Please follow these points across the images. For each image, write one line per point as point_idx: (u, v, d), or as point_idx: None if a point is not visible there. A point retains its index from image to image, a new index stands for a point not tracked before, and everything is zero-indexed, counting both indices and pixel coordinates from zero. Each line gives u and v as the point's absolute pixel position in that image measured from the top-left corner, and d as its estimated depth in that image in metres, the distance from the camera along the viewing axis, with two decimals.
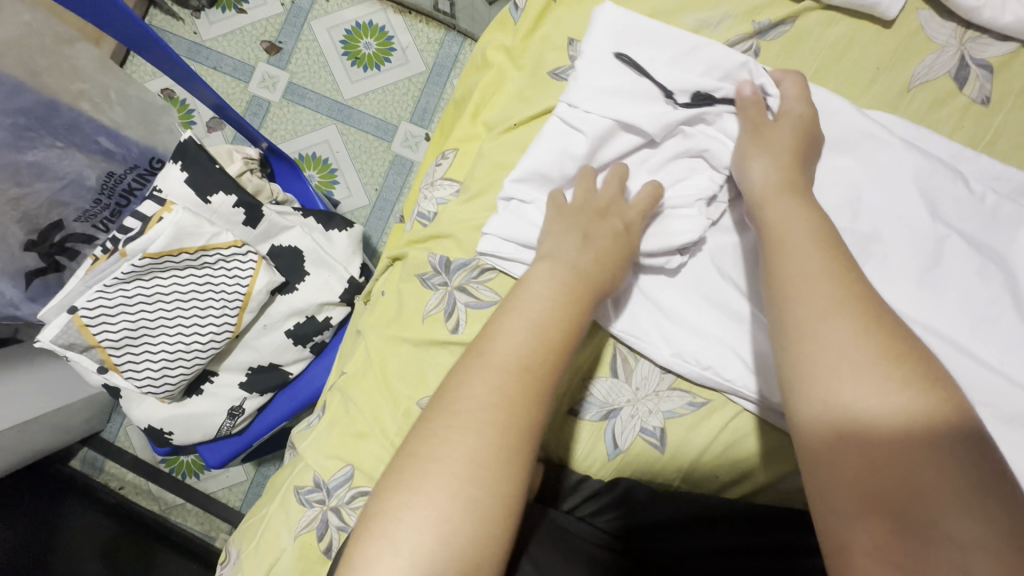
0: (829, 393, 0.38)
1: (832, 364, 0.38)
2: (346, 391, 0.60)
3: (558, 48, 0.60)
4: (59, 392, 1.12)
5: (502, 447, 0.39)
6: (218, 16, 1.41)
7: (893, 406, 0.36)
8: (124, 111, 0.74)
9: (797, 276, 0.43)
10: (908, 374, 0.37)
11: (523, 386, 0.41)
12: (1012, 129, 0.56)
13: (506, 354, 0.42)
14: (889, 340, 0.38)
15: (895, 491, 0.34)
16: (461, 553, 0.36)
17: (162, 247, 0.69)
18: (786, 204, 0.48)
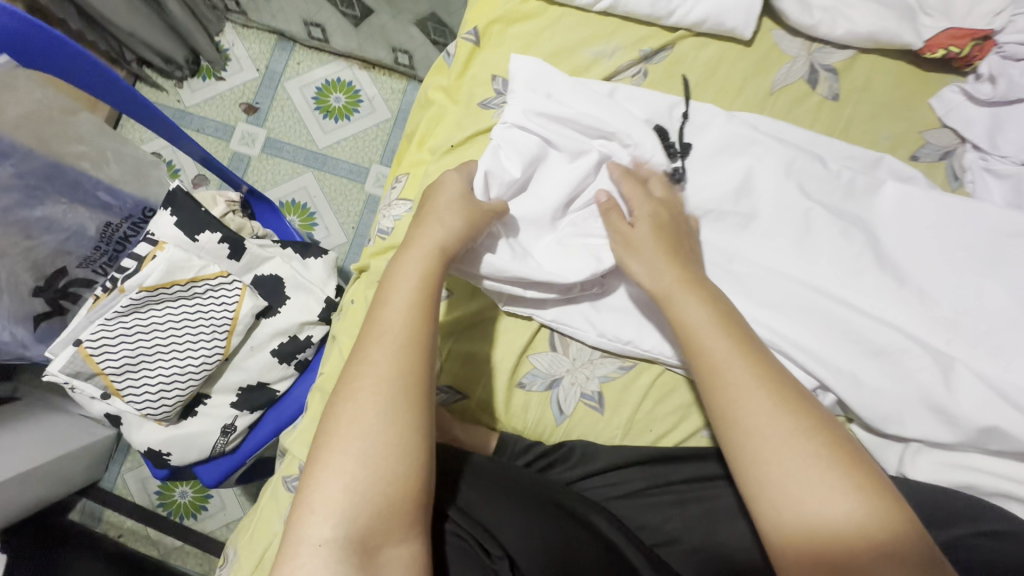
0: (766, 463, 0.44)
1: (761, 436, 0.45)
2: (325, 388, 0.68)
3: (483, 83, 0.72)
4: (57, 442, 1.19)
5: (384, 403, 0.46)
6: (199, 84, 1.56)
7: (815, 470, 0.43)
8: (120, 168, 0.85)
9: (716, 363, 0.49)
10: (813, 439, 0.44)
11: (411, 338, 0.49)
12: (859, 118, 0.68)
13: (381, 329, 0.49)
14: (796, 408, 0.46)
15: (824, 546, 0.41)
16: (387, 474, 0.44)
17: (156, 280, 0.78)
18: (695, 289, 0.54)
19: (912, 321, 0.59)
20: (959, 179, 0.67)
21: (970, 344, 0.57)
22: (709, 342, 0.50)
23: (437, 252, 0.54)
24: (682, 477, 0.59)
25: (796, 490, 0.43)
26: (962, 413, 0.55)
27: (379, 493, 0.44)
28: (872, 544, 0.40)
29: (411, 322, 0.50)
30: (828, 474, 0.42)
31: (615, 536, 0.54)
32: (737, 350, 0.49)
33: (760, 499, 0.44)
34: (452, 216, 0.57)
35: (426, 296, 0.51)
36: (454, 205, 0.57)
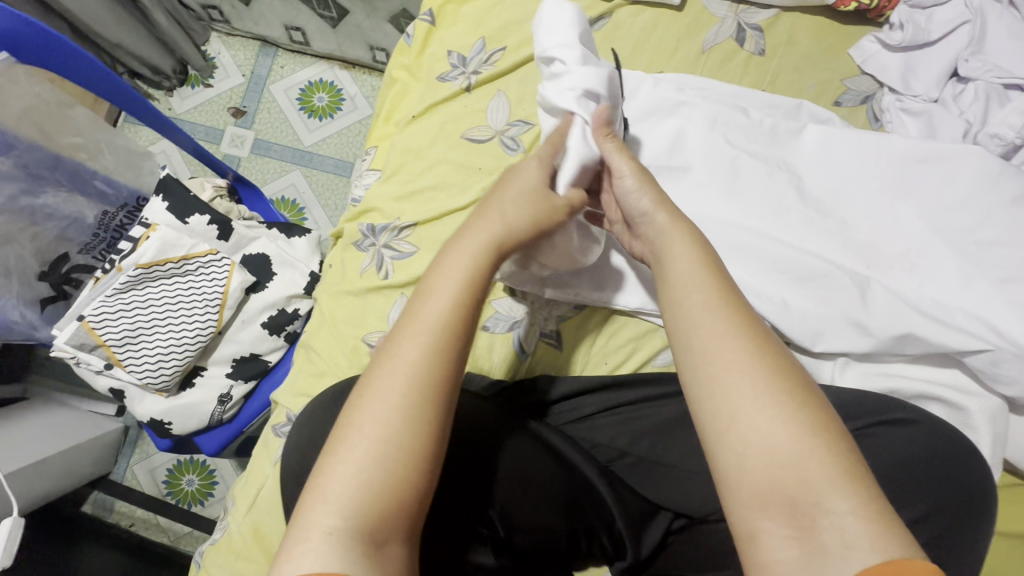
0: (737, 409, 0.40)
1: (733, 387, 0.41)
2: (308, 343, 0.74)
3: (440, 59, 0.78)
4: (65, 433, 1.27)
5: (403, 384, 0.44)
6: (189, 92, 1.63)
7: (784, 418, 0.39)
8: (114, 159, 0.92)
9: (692, 316, 0.45)
10: (788, 390, 0.40)
11: (445, 323, 0.46)
12: (784, 70, 0.74)
13: (416, 309, 0.47)
14: (772, 360, 0.42)
15: (789, 485, 0.37)
16: (383, 454, 0.42)
17: (151, 258, 0.85)
18: (681, 242, 0.50)
19: (833, 246, 0.65)
20: (879, 121, 0.72)
21: (887, 262, 0.63)
22: (685, 284, 0.47)
23: (494, 242, 0.50)
24: (629, 400, 0.63)
25: (763, 435, 0.39)
26: (876, 322, 0.60)
27: (374, 471, 0.41)
28: (834, 484, 0.37)
29: (455, 311, 0.47)
30: (794, 417, 0.39)
31: (570, 452, 0.58)
32: (711, 304, 0.45)
33: (726, 445, 0.40)
34: (536, 210, 0.53)
35: (473, 293, 0.47)
36: (525, 197, 0.53)
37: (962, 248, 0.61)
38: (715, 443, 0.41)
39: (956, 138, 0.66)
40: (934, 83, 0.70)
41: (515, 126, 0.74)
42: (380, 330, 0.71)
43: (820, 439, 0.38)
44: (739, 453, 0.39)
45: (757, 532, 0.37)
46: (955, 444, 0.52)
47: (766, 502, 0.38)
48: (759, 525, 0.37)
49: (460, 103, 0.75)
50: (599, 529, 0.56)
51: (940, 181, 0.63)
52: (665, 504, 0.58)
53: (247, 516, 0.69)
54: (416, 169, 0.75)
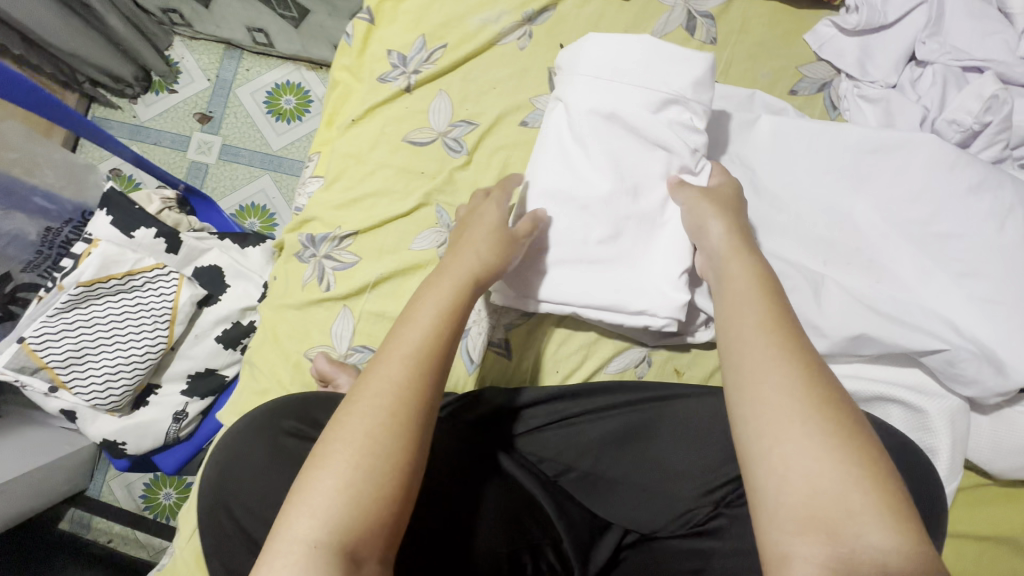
0: (780, 429, 0.39)
1: (778, 406, 0.40)
2: (250, 359, 0.71)
3: (381, 59, 0.74)
4: (39, 450, 1.22)
5: (389, 406, 0.43)
6: (153, 98, 1.60)
7: (831, 444, 0.38)
8: (55, 174, 0.89)
9: (736, 336, 0.45)
10: (836, 417, 0.39)
11: (430, 350, 0.46)
12: (737, 60, 0.71)
13: (406, 335, 0.47)
14: (819, 386, 0.41)
15: (830, 513, 0.36)
16: (375, 480, 0.40)
17: (93, 275, 0.82)
18: (742, 262, 0.51)
19: (786, 243, 0.62)
20: (837, 109, 0.69)
21: (843, 258, 0.61)
22: (731, 306, 0.48)
23: (467, 275, 0.52)
24: (577, 412, 0.60)
25: (806, 460, 0.38)
26: (830, 323, 0.58)
27: (363, 491, 0.39)
28: (877, 516, 0.36)
29: (433, 335, 0.47)
30: (836, 442, 0.38)
31: (512, 467, 0.58)
32: (762, 326, 0.45)
33: (764, 465, 0.39)
34: (498, 244, 0.55)
35: (451, 321, 0.48)
36: (490, 235, 0.56)
37: (918, 240, 0.58)
38: (754, 464, 0.40)
39: (914, 126, 0.63)
40: (891, 69, 0.67)
41: (457, 126, 0.71)
42: (324, 344, 0.68)
43: (868, 467, 0.37)
44: (780, 475, 0.38)
45: (789, 556, 0.36)
46: (905, 455, 0.51)
47: (804, 527, 0.36)
48: (794, 548, 0.36)
49: (402, 105, 0.72)
50: (544, 547, 0.53)
51: (894, 172, 0.60)
52: (615, 519, 0.56)
53: (190, 542, 0.66)
54: (357, 175, 0.72)
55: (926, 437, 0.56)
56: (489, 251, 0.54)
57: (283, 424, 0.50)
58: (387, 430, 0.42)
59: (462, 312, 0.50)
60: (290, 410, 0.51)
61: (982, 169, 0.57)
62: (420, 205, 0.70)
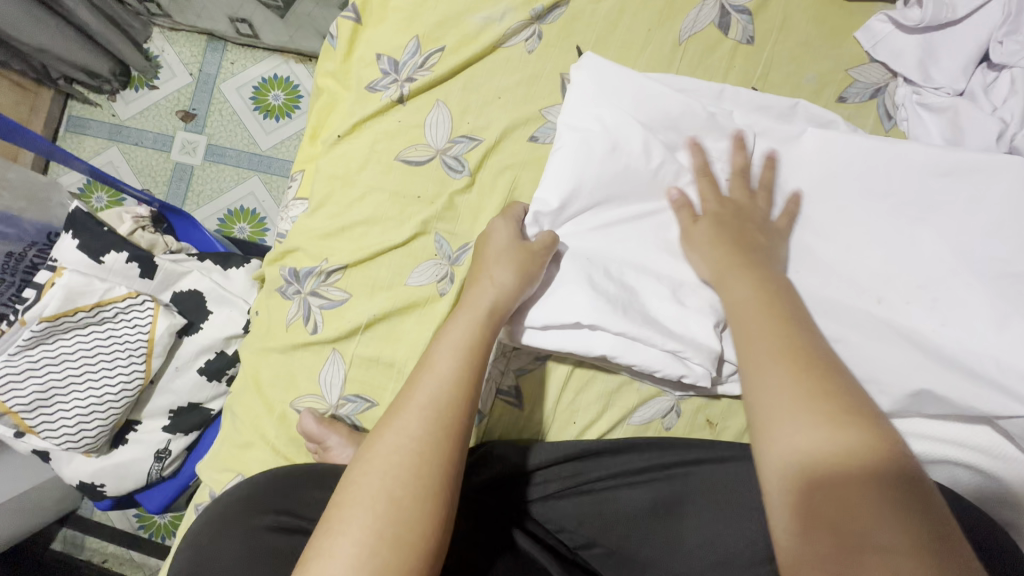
0: (776, 431, 0.40)
1: (775, 412, 0.40)
2: (230, 407, 0.64)
3: (369, 64, 0.65)
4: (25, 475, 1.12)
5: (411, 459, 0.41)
6: (133, 95, 1.50)
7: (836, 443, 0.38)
8: (13, 195, 0.81)
9: (745, 335, 0.45)
10: (839, 410, 0.39)
11: (451, 395, 0.44)
12: (778, 62, 0.61)
13: (426, 385, 0.44)
14: (821, 382, 0.41)
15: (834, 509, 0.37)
16: (401, 548, 0.38)
17: (56, 309, 0.74)
18: (740, 275, 0.49)
19: (836, 283, 0.54)
20: (892, 118, 0.61)
21: (904, 298, 0.52)
22: (735, 306, 0.48)
23: (483, 310, 0.50)
24: (598, 476, 0.53)
25: (814, 457, 0.38)
26: (888, 376, 0.51)
27: (389, 554, 0.37)
28: (887, 518, 0.36)
29: (458, 383, 0.45)
30: (845, 438, 0.38)
31: (520, 538, 0.51)
32: (769, 326, 0.45)
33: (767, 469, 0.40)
34: (519, 270, 0.52)
35: (473, 363, 0.47)
36: (505, 258, 0.52)
37: (996, 279, 0.50)
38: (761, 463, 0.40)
39: (986, 142, 0.55)
40: (958, 72, 0.58)
41: (458, 143, 0.63)
42: (312, 393, 0.61)
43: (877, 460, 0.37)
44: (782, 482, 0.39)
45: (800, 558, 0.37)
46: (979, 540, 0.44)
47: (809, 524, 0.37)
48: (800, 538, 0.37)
49: (394, 118, 0.64)
50: None
51: (964, 199, 0.53)
52: None
53: None
54: (346, 199, 0.63)
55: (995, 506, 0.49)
56: (501, 272, 0.51)
57: (259, 521, 0.44)
58: (410, 484, 0.40)
59: (480, 352, 0.48)
60: (266, 501, 0.45)
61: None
62: (417, 234, 0.61)
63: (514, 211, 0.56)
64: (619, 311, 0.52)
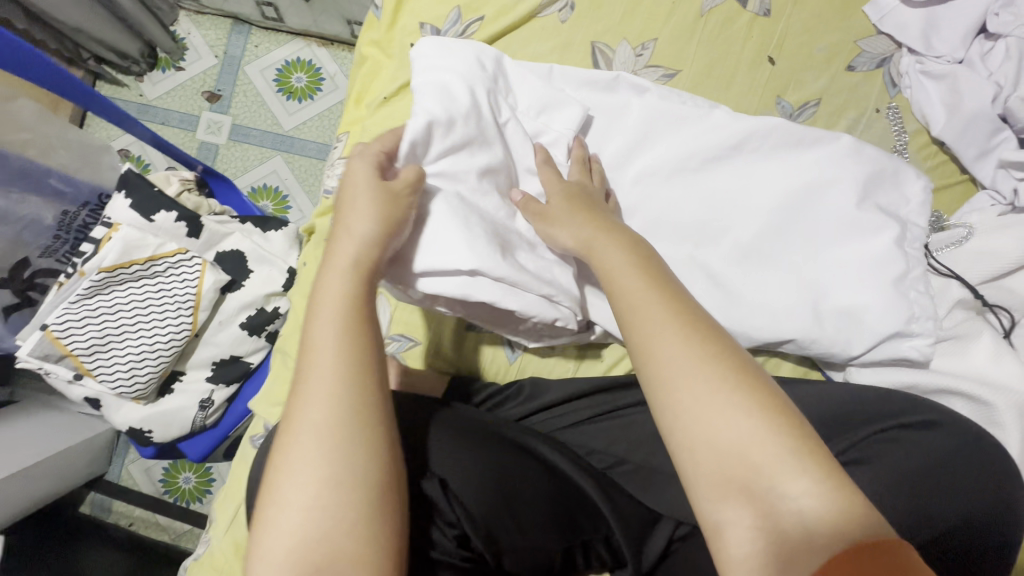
0: (682, 409, 0.38)
1: (677, 391, 0.39)
2: (283, 348, 0.70)
3: (413, 32, 0.70)
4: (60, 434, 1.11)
5: (311, 427, 0.39)
6: (160, 76, 1.52)
7: (730, 407, 0.38)
8: (67, 153, 0.86)
9: (627, 310, 0.43)
10: (729, 380, 0.38)
11: (334, 354, 0.40)
12: (792, 32, 0.67)
13: (318, 345, 0.41)
14: (706, 347, 0.40)
15: (740, 474, 0.36)
16: (325, 509, 0.37)
17: (114, 261, 0.79)
18: (611, 243, 0.48)
19: (716, 246, 0.58)
20: (896, 86, 0.66)
21: (724, 253, 0.58)
22: (614, 277, 0.46)
23: (365, 264, 0.44)
24: (628, 403, 0.60)
25: (719, 430, 0.37)
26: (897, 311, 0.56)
27: (320, 516, 0.37)
28: (790, 471, 0.35)
29: (341, 336, 0.41)
30: (739, 405, 0.38)
31: (557, 459, 0.56)
32: (652, 297, 0.43)
33: (677, 442, 0.39)
34: (378, 204, 0.45)
35: (363, 315, 0.42)
36: (375, 202, 0.45)
37: (805, 232, 0.58)
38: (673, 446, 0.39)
39: (985, 104, 0.61)
40: (958, 42, 0.64)
41: None
42: None
43: (776, 429, 0.37)
44: (688, 455, 0.38)
45: (721, 527, 0.36)
46: (982, 449, 0.49)
47: (724, 494, 0.36)
48: (723, 518, 0.36)
49: None
50: (594, 541, 0.53)
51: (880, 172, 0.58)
52: (666, 511, 0.55)
53: (227, 534, 0.65)
54: None
55: (992, 429, 0.54)
56: (366, 212, 0.45)
57: None
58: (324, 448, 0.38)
59: (369, 305, 0.43)
60: None
61: (874, 162, 0.58)
62: None
63: (375, 148, 0.48)
64: (500, 255, 0.49)
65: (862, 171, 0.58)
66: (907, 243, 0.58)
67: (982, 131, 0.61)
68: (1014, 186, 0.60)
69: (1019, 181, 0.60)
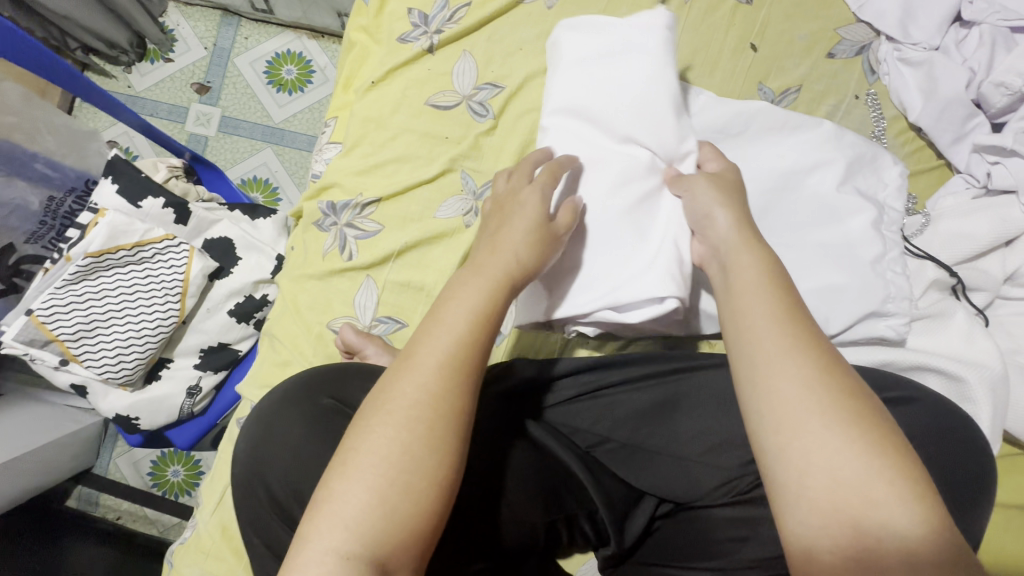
0: (797, 425, 0.37)
1: (793, 410, 0.37)
2: (270, 332, 0.70)
3: (400, 18, 0.71)
4: (48, 426, 1.09)
5: (417, 435, 0.39)
6: (148, 67, 1.49)
7: (849, 437, 0.36)
8: (55, 140, 0.85)
9: (750, 325, 0.41)
10: (853, 412, 0.37)
11: (462, 377, 0.41)
12: (774, 20, 0.68)
13: (428, 353, 0.41)
14: (838, 377, 0.38)
15: (851, 503, 0.35)
16: (409, 511, 0.37)
17: (101, 246, 0.79)
18: (749, 251, 0.46)
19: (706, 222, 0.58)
20: (875, 73, 0.67)
21: None
22: (739, 293, 0.44)
23: (502, 277, 0.45)
24: (612, 382, 0.59)
25: (834, 458, 0.36)
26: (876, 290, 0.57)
27: (404, 521, 0.37)
28: (904, 509, 0.34)
29: (460, 351, 0.41)
30: (863, 437, 0.36)
31: (542, 435, 0.57)
32: (776, 317, 0.41)
33: (784, 460, 0.37)
34: (533, 235, 0.48)
35: (486, 331, 0.43)
36: (525, 234, 0.49)
37: (786, 214, 0.59)
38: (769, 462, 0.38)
39: (959, 88, 0.63)
40: (935, 30, 0.65)
41: (482, 90, 0.68)
42: (346, 315, 0.66)
43: (896, 470, 0.35)
44: (798, 467, 0.36)
45: (810, 547, 0.35)
46: (952, 421, 0.50)
47: (825, 519, 0.35)
48: (816, 539, 0.35)
49: (424, 67, 0.69)
50: (578, 516, 0.55)
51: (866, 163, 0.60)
52: (649, 489, 0.56)
53: (214, 515, 0.65)
54: (378, 140, 0.69)
55: (965, 406, 0.56)
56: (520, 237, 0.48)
57: (321, 401, 0.50)
58: (418, 445, 0.39)
59: (495, 319, 0.44)
60: (325, 386, 0.51)
61: (853, 147, 0.60)
62: (444, 171, 0.67)
63: (545, 182, 0.52)
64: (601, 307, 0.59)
65: (842, 156, 0.59)
66: (884, 226, 0.59)
67: (958, 116, 0.63)
68: (987, 170, 0.62)
69: (992, 165, 0.62)
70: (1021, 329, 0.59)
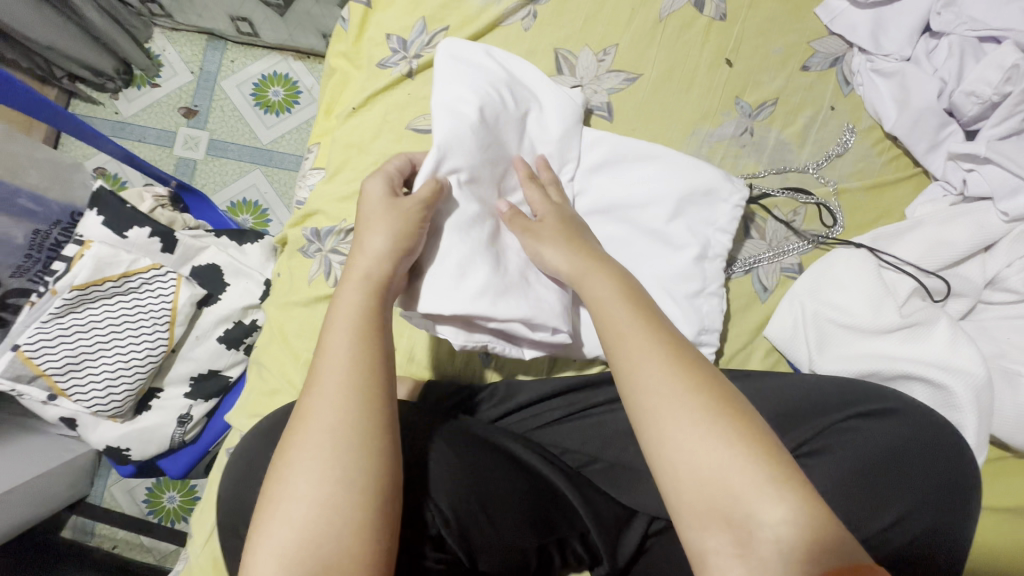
0: (659, 437, 0.39)
1: (649, 421, 0.39)
2: (258, 361, 0.70)
3: (380, 44, 0.71)
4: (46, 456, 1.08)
5: (331, 439, 0.40)
6: (135, 93, 1.50)
7: (701, 435, 0.38)
8: (39, 173, 0.86)
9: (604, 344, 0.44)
10: (697, 410, 0.39)
11: (360, 373, 0.42)
12: (749, 35, 0.69)
13: (329, 364, 0.42)
14: (675, 378, 0.41)
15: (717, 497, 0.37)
16: (345, 511, 0.38)
17: (87, 278, 0.79)
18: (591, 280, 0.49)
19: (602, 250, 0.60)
20: (850, 84, 0.68)
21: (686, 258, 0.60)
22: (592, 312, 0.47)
23: (375, 279, 0.46)
24: (599, 402, 0.60)
25: (692, 457, 0.38)
26: None
27: (341, 519, 0.38)
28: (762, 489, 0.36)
29: (356, 352, 0.43)
30: (712, 431, 0.38)
31: (534, 460, 0.56)
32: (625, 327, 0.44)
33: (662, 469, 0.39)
34: (399, 221, 0.48)
35: (370, 327, 0.44)
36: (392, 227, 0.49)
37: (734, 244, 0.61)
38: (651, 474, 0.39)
39: (931, 99, 0.64)
40: (905, 41, 0.66)
41: None
42: None
43: (747, 452, 0.37)
44: (669, 473, 0.38)
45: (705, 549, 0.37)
46: (939, 432, 0.50)
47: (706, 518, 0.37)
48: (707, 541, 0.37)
49: (404, 91, 0.70)
50: (571, 538, 0.53)
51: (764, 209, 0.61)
52: (643, 507, 0.55)
53: (205, 548, 0.64)
54: (360, 165, 0.69)
55: (948, 412, 0.56)
56: (398, 238, 0.48)
57: None
58: (338, 450, 0.39)
59: (379, 316, 0.45)
60: None
61: None
62: None
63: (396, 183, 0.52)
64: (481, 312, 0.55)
65: None
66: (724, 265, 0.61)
67: (930, 125, 0.65)
68: (963, 178, 0.63)
69: (968, 172, 0.63)
70: (1002, 333, 0.59)
